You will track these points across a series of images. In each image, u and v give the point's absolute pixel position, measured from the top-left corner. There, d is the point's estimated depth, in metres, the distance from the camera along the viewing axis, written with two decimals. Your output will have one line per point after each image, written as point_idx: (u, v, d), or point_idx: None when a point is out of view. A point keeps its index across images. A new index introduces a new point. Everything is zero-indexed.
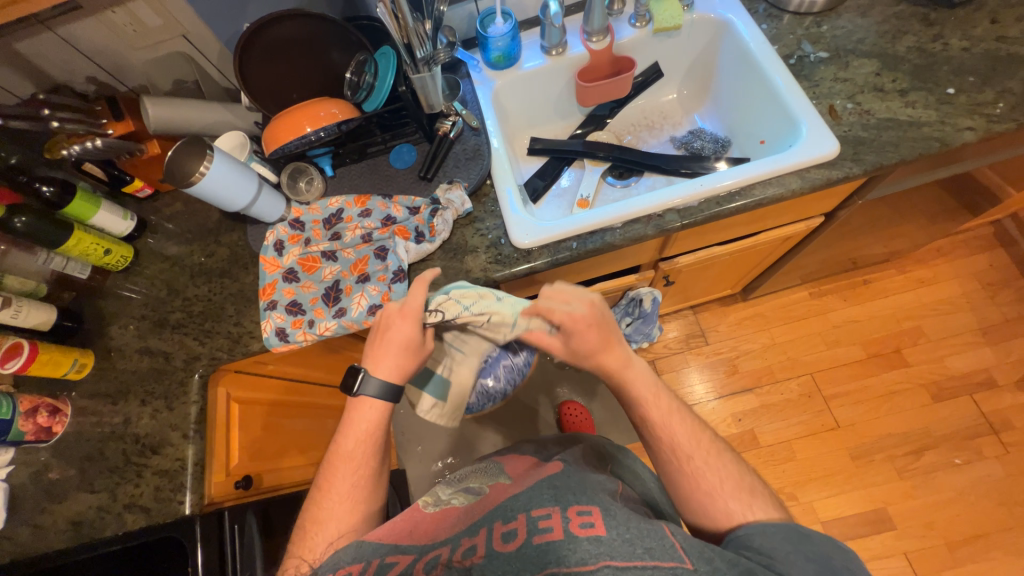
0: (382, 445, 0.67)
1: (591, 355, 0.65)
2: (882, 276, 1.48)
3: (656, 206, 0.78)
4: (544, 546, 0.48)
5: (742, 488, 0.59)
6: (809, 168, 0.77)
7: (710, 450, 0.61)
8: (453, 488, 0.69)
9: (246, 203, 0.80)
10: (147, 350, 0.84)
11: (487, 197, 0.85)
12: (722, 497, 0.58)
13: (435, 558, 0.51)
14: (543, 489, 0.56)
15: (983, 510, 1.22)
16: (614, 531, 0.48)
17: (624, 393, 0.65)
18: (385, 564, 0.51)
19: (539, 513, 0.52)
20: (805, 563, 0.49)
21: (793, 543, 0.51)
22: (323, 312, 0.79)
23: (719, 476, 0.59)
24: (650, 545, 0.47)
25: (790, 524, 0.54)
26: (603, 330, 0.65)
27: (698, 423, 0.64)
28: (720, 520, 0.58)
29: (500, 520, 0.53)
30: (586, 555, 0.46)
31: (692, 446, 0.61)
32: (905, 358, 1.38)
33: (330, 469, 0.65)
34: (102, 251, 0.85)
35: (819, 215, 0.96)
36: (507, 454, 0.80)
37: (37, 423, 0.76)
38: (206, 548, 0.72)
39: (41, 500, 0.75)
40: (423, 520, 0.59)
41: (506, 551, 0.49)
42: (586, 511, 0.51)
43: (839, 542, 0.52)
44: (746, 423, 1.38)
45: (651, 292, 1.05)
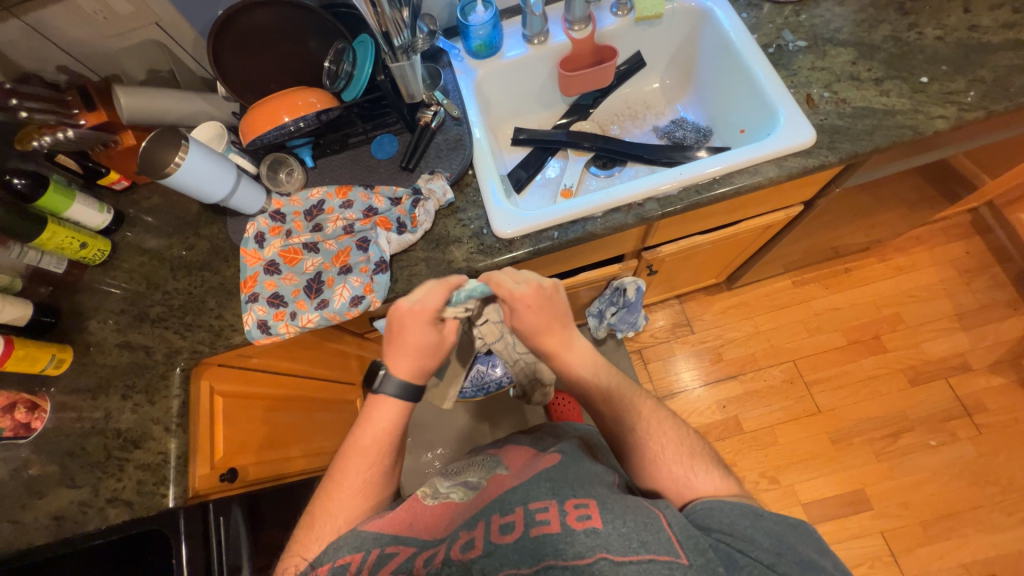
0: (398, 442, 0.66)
1: (539, 335, 0.67)
2: (864, 264, 1.50)
3: (635, 196, 0.78)
4: (542, 539, 0.50)
5: (682, 450, 0.63)
6: (786, 157, 0.78)
7: (652, 417, 0.66)
8: (451, 481, 0.69)
9: (224, 194, 0.79)
10: (127, 344, 0.84)
11: (469, 186, 0.85)
12: (666, 462, 0.63)
13: (434, 554, 0.51)
14: (540, 481, 0.57)
15: (956, 489, 1.26)
16: (611, 525, 0.50)
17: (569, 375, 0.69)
18: (385, 555, 0.51)
19: (536, 506, 0.53)
20: (762, 539, 0.52)
21: (749, 519, 0.54)
22: (305, 303, 0.78)
23: (659, 440, 0.64)
24: (646, 539, 0.48)
25: (745, 503, 0.56)
26: (551, 309, 0.66)
27: (639, 390, 0.70)
28: (669, 486, 0.62)
29: (499, 512, 0.54)
30: (584, 548, 0.48)
31: (632, 415, 0.66)
32: (884, 344, 1.42)
33: (344, 464, 0.64)
34: (78, 244, 0.83)
35: (799, 203, 0.98)
36: (498, 446, 0.81)
37: (15, 419, 0.76)
38: (190, 542, 0.73)
39: (21, 497, 0.74)
40: (424, 510, 0.58)
41: (504, 543, 0.50)
42: (583, 504, 0.52)
43: (788, 514, 0.55)
44: (730, 410, 1.40)
45: (635, 282, 1.06)
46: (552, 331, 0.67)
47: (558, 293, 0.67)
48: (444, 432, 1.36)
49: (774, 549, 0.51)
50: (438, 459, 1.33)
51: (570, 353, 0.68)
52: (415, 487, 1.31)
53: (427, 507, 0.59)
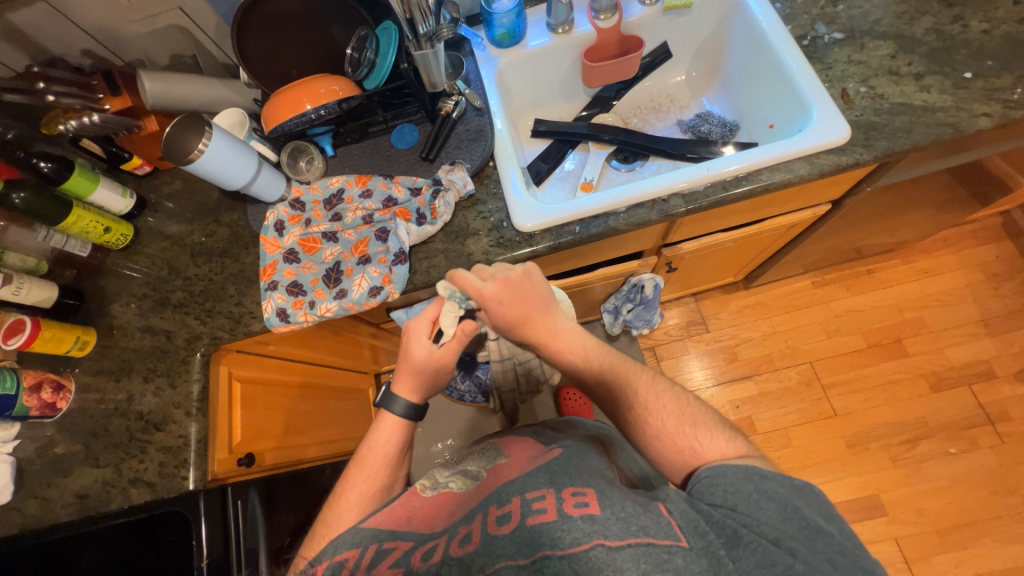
0: (395, 461, 0.68)
1: (517, 325, 0.68)
2: (887, 266, 1.47)
3: (659, 191, 0.76)
4: (539, 529, 0.48)
5: (684, 419, 0.62)
6: (818, 154, 0.75)
7: (648, 394, 0.65)
8: (450, 470, 0.70)
9: (245, 181, 0.79)
10: (149, 328, 0.85)
11: (490, 178, 0.84)
12: (669, 435, 0.62)
13: (433, 549, 0.51)
14: (538, 473, 0.56)
15: (975, 498, 1.23)
16: (608, 510, 0.48)
17: (562, 363, 0.69)
18: (384, 550, 0.52)
19: (533, 496, 0.51)
20: (765, 508, 0.49)
21: (754, 484, 0.51)
22: (323, 293, 0.78)
23: (658, 415, 0.63)
24: (644, 523, 0.46)
25: (749, 465, 0.54)
26: (522, 300, 0.67)
27: (632, 363, 0.69)
28: (677, 458, 0.61)
29: (496, 504, 0.53)
30: (580, 534, 0.45)
31: (626, 396, 0.65)
32: (905, 348, 1.39)
33: (347, 477, 0.68)
34: (102, 229, 0.84)
35: (827, 202, 0.95)
36: (506, 436, 0.81)
37: (42, 399, 0.77)
38: (210, 523, 0.74)
39: (48, 474, 0.76)
40: (422, 505, 0.59)
41: (501, 533, 0.49)
42: (581, 492, 0.50)
43: (790, 479, 0.52)
44: (744, 410, 1.39)
45: (653, 280, 1.03)
46: (533, 323, 0.68)
47: (523, 281, 0.67)
48: (455, 424, 1.37)
49: (778, 515, 0.49)
50: (448, 450, 1.34)
51: (552, 342, 0.68)
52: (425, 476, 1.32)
53: (425, 501, 0.60)
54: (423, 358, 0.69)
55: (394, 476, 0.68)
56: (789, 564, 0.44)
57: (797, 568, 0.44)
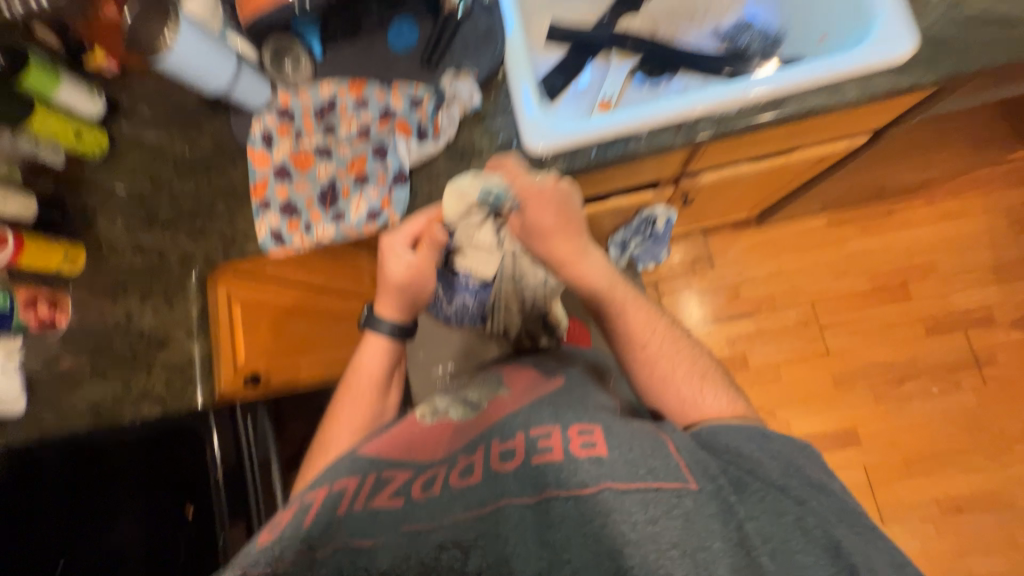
0: (381, 382, 0.73)
1: (550, 236, 0.63)
2: (908, 208, 1.41)
3: (686, 112, 0.69)
4: (544, 467, 0.48)
5: (694, 371, 0.64)
6: (874, 74, 0.67)
7: (665, 338, 0.66)
8: (450, 397, 0.69)
9: (225, 85, 0.70)
10: (140, 247, 0.83)
11: (499, 90, 0.75)
12: (676, 382, 0.63)
13: (432, 478, 0.51)
14: (542, 408, 0.57)
15: (946, 433, 1.30)
16: (616, 452, 0.48)
17: (583, 290, 0.66)
18: (382, 479, 0.51)
19: (537, 434, 0.52)
20: (770, 460, 0.51)
21: (758, 442, 0.53)
22: (320, 215, 0.74)
23: (670, 360, 0.64)
24: (653, 466, 0.47)
25: (755, 425, 0.56)
26: (559, 210, 0.63)
27: (653, 309, 0.68)
28: (677, 406, 0.62)
29: (499, 438, 0.53)
30: (587, 476, 0.46)
31: (646, 334, 0.65)
32: (909, 292, 1.38)
33: (336, 398, 0.74)
34: (72, 134, 0.77)
35: (865, 133, 0.87)
36: (502, 365, 0.82)
37: (40, 315, 0.74)
38: (219, 437, 0.82)
39: (57, 387, 0.77)
40: (423, 435, 0.59)
41: (506, 470, 0.49)
42: (587, 431, 0.51)
43: (795, 439, 0.55)
44: (739, 346, 1.41)
45: (667, 213, 1.02)
46: (562, 241, 0.64)
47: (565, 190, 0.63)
48: None
49: (781, 469, 0.50)
50: None
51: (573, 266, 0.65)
52: None
53: (424, 432, 0.60)
54: (399, 279, 0.69)
55: (381, 400, 0.74)
56: (800, 515, 0.46)
57: (807, 521, 0.46)
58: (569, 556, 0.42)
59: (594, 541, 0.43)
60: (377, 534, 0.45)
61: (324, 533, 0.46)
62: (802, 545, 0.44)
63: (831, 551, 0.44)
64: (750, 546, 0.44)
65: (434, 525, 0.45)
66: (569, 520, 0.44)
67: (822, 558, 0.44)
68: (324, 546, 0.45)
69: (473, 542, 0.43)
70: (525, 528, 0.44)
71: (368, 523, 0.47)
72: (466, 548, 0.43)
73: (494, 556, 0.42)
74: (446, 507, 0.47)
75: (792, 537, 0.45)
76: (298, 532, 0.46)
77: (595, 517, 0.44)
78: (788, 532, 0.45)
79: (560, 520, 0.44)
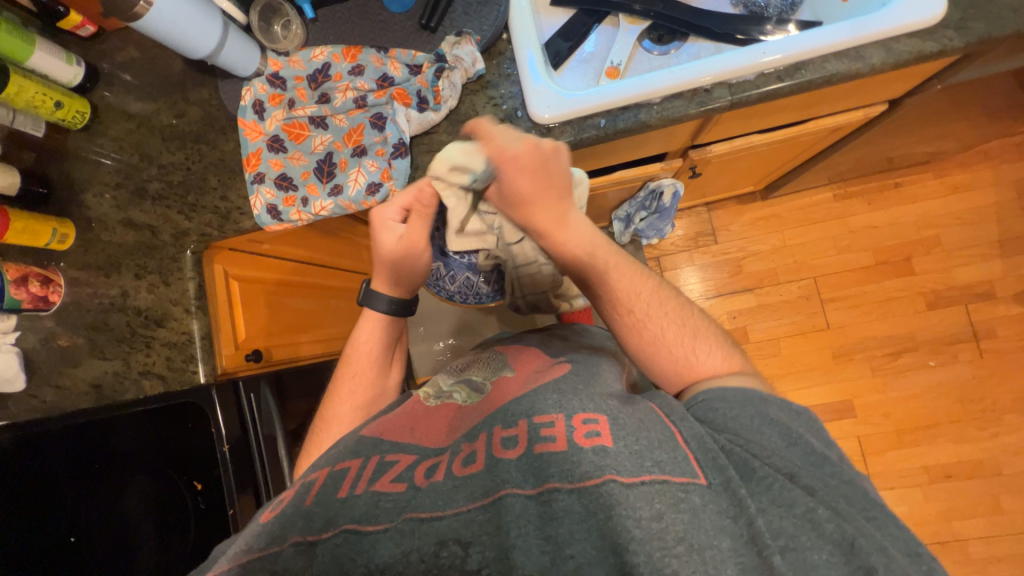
0: (378, 361, 0.73)
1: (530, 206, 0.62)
2: (916, 181, 1.39)
3: (702, 79, 0.65)
4: (547, 457, 0.47)
5: (684, 331, 0.63)
6: (900, 37, 0.64)
7: (653, 300, 0.65)
8: (455, 378, 0.70)
9: (212, 48, 0.66)
10: (130, 222, 0.79)
11: (502, 56, 0.72)
12: (665, 345, 0.63)
13: (436, 466, 0.51)
14: (547, 394, 0.56)
15: (941, 405, 1.32)
16: (621, 442, 0.47)
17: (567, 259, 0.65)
18: (385, 462, 0.52)
19: (541, 421, 0.51)
20: (769, 432, 0.51)
21: (751, 407, 0.53)
22: (317, 189, 0.71)
23: (659, 323, 0.63)
24: (660, 459, 0.47)
25: (748, 390, 0.56)
26: (546, 177, 0.60)
27: (640, 271, 0.67)
28: (670, 369, 0.62)
29: (502, 425, 0.53)
30: (591, 467, 0.45)
31: (631, 299, 0.64)
32: (913, 267, 1.37)
33: (337, 376, 0.74)
34: (53, 104, 0.73)
35: (882, 102, 0.84)
36: (510, 344, 0.80)
37: (32, 292, 0.73)
38: (225, 415, 0.75)
39: (56, 364, 0.76)
40: (423, 415, 0.61)
41: (507, 458, 0.48)
42: (592, 421, 0.50)
43: (791, 405, 0.55)
44: (740, 320, 1.41)
45: (674, 185, 0.97)
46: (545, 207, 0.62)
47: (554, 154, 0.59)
48: (455, 324, 1.42)
49: (783, 442, 0.51)
50: (449, 349, 1.41)
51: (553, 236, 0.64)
52: (426, 370, 1.42)
53: (426, 410, 0.63)
54: (392, 255, 0.69)
55: (382, 381, 0.74)
56: (811, 507, 0.45)
57: (819, 514, 0.44)
58: (572, 550, 0.42)
59: (598, 536, 0.42)
60: (381, 521, 0.45)
61: (324, 509, 0.48)
62: (813, 540, 0.43)
63: (845, 549, 0.42)
64: (762, 545, 0.42)
65: (440, 516, 0.45)
66: (572, 514, 0.43)
67: (834, 555, 0.42)
68: (327, 533, 0.45)
69: (473, 539, 0.43)
70: (527, 521, 0.43)
71: (371, 508, 0.47)
72: (466, 544, 0.43)
73: (497, 548, 0.42)
74: (450, 496, 0.47)
75: (803, 532, 0.43)
76: (300, 511, 0.48)
77: (600, 510, 0.43)
78: (798, 527, 0.44)
79: (563, 514, 0.43)
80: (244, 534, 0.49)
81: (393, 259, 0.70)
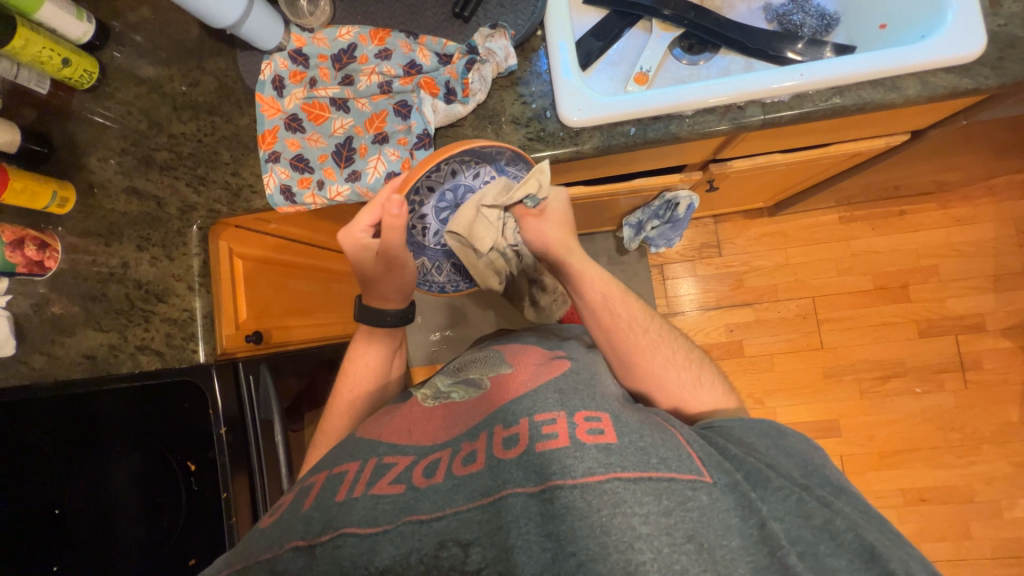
0: (378, 372, 0.72)
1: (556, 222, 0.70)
2: (921, 210, 1.41)
3: (738, 95, 0.65)
4: (548, 455, 0.46)
5: (690, 361, 0.65)
6: (937, 71, 0.64)
7: (664, 330, 0.67)
8: (453, 378, 0.68)
9: (235, 19, 0.64)
10: (135, 191, 0.76)
11: (535, 52, 0.71)
12: (674, 368, 0.64)
13: (436, 463, 0.50)
14: (546, 392, 0.54)
15: (923, 431, 1.36)
16: (625, 439, 0.47)
17: (584, 278, 0.68)
18: (384, 465, 0.51)
19: (542, 419, 0.50)
20: (787, 460, 0.51)
21: (770, 439, 0.54)
22: (333, 173, 0.69)
23: (668, 347, 0.65)
24: (665, 456, 0.46)
25: (766, 420, 0.56)
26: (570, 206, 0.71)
27: (649, 304, 0.70)
28: (677, 394, 0.63)
29: (502, 425, 0.52)
30: (594, 465, 0.45)
31: (645, 322, 0.66)
32: (909, 294, 1.39)
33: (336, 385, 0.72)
34: (60, 61, 0.69)
35: (905, 132, 0.84)
36: (505, 342, 0.77)
37: (27, 256, 0.70)
38: (222, 381, 0.74)
39: (48, 332, 0.73)
40: (420, 417, 0.59)
41: (508, 456, 0.48)
42: (595, 418, 0.50)
43: (810, 439, 0.55)
44: (737, 334, 1.43)
45: (690, 197, 0.97)
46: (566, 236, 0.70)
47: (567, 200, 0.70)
48: (454, 316, 1.41)
49: (799, 468, 0.51)
50: (446, 340, 1.41)
51: (572, 258, 0.70)
52: (421, 360, 1.41)
53: (424, 412, 0.60)
54: (370, 269, 0.68)
55: (383, 380, 0.73)
56: (828, 517, 0.45)
57: (836, 524, 0.45)
58: (574, 547, 0.41)
59: (601, 533, 0.41)
60: (380, 523, 0.44)
61: (321, 514, 0.46)
62: (832, 548, 0.43)
63: (867, 558, 0.42)
64: (775, 545, 0.42)
65: (439, 515, 0.44)
66: (575, 511, 0.42)
67: (854, 562, 0.42)
68: (325, 536, 0.44)
69: (473, 541, 0.43)
70: (528, 519, 0.43)
71: (370, 510, 0.45)
72: (466, 545, 0.42)
73: (498, 548, 0.42)
74: (450, 495, 0.46)
75: (820, 540, 0.44)
76: (299, 516, 0.47)
77: (604, 507, 0.42)
78: (817, 535, 0.44)
79: (565, 511, 0.42)
80: (244, 538, 0.48)
81: (373, 276, 0.69)
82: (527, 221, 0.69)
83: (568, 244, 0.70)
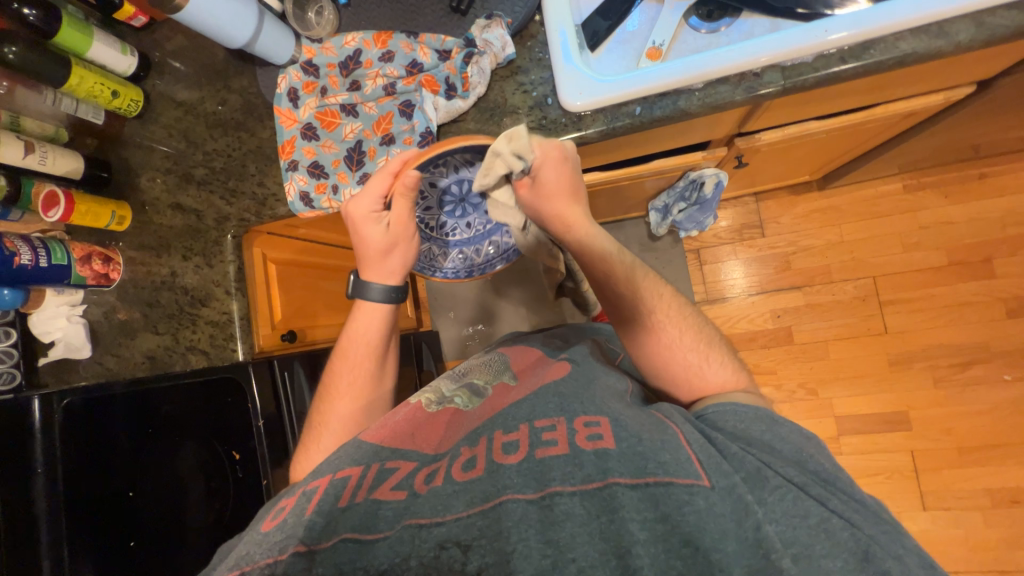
0: (376, 351, 0.70)
1: (558, 196, 0.60)
2: (1006, 171, 1.23)
3: (753, 61, 0.59)
4: (549, 461, 0.46)
5: (700, 339, 0.61)
6: (993, 10, 0.55)
7: (671, 306, 0.62)
8: (456, 380, 0.68)
9: (248, 37, 0.68)
10: (178, 206, 0.84)
11: (535, 39, 0.69)
12: (680, 350, 0.60)
13: (435, 471, 0.50)
14: (546, 397, 0.55)
15: (1013, 424, 1.19)
16: (625, 444, 0.46)
17: (587, 254, 0.63)
18: (385, 470, 0.51)
19: (542, 426, 0.51)
20: (782, 444, 0.48)
21: (764, 425, 0.50)
22: (347, 177, 0.72)
23: (677, 325, 0.61)
24: (664, 459, 0.45)
25: (762, 409, 0.53)
26: (573, 172, 0.60)
27: (659, 276, 0.65)
28: (682, 374, 0.60)
29: (502, 431, 0.52)
30: (593, 470, 0.45)
31: (654, 301, 0.62)
32: (993, 269, 1.23)
33: (333, 367, 0.71)
34: (110, 92, 0.77)
35: (969, 83, 0.74)
36: (512, 345, 0.77)
37: (94, 270, 0.79)
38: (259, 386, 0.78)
39: (117, 335, 0.82)
40: (424, 420, 0.60)
41: (507, 463, 0.48)
42: (594, 423, 0.49)
43: (802, 430, 0.51)
44: (785, 320, 1.32)
45: (717, 175, 0.91)
46: (567, 204, 0.61)
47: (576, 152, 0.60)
48: (482, 311, 1.43)
49: (793, 455, 0.47)
50: (478, 334, 1.43)
51: (570, 234, 0.62)
52: (453, 354, 1.44)
53: (427, 416, 0.60)
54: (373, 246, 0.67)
55: (380, 357, 0.71)
56: (824, 516, 0.42)
57: (832, 522, 0.41)
58: (574, 554, 0.40)
59: (600, 539, 0.41)
60: (380, 529, 0.45)
61: (323, 520, 0.47)
62: (828, 549, 0.40)
63: (860, 556, 0.39)
64: (767, 548, 0.39)
65: (439, 521, 0.44)
66: (574, 517, 0.42)
67: (849, 562, 0.39)
68: (325, 542, 0.45)
69: (473, 543, 0.42)
70: (527, 526, 0.42)
71: (368, 517, 0.46)
72: (466, 548, 0.42)
73: (498, 553, 0.41)
74: (449, 500, 0.46)
75: (815, 541, 0.40)
76: (299, 521, 0.47)
77: (603, 513, 0.42)
78: (812, 536, 0.41)
79: (565, 518, 0.42)
80: (245, 544, 0.48)
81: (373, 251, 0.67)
82: (522, 193, 0.60)
83: (568, 219, 0.61)
